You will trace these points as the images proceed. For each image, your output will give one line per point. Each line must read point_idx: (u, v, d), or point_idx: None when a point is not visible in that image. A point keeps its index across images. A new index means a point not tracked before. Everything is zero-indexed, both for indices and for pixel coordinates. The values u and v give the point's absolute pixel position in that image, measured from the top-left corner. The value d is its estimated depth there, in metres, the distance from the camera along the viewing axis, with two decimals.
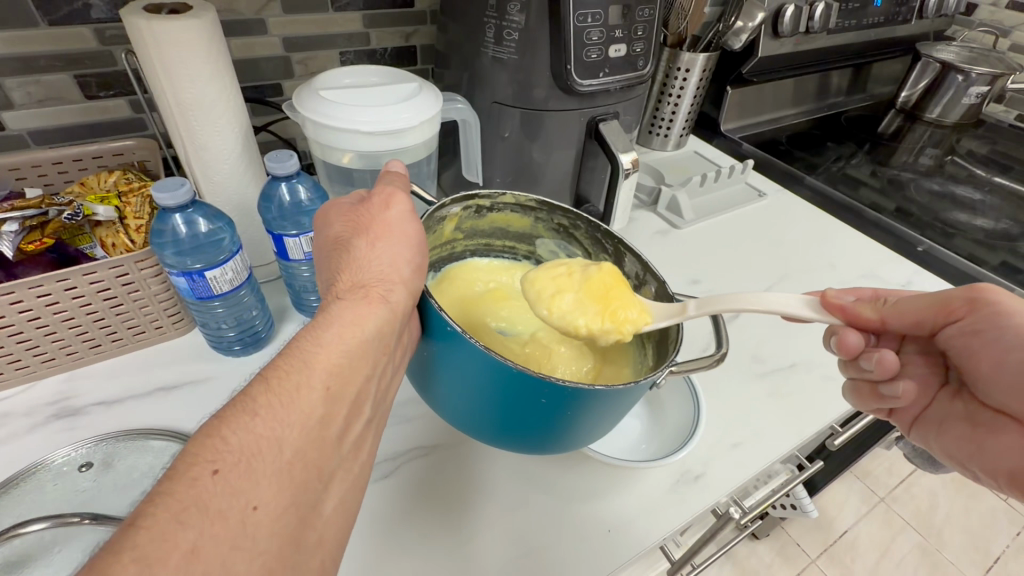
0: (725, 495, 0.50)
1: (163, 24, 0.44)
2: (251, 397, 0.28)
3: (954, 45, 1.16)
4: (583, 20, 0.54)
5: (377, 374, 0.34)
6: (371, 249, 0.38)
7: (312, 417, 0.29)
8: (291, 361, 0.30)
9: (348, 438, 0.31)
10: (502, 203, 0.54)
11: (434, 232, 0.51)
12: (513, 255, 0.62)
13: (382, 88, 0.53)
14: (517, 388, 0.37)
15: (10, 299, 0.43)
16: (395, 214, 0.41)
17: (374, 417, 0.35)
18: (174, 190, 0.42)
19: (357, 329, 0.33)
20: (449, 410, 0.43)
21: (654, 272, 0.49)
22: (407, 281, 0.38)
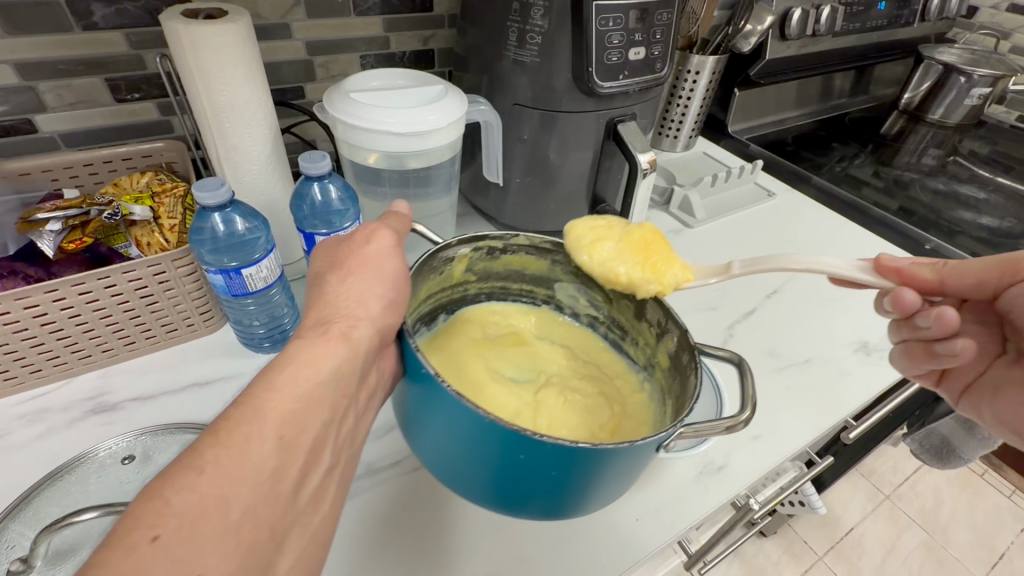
0: (746, 486, 0.51)
1: (201, 28, 0.45)
2: (195, 453, 0.27)
3: (956, 47, 1.19)
4: (604, 24, 0.55)
5: (335, 421, 0.33)
6: (341, 285, 0.39)
7: (263, 472, 0.28)
8: (242, 410, 0.29)
9: (303, 491, 0.30)
10: (517, 245, 0.53)
11: (442, 271, 0.53)
12: (531, 299, 0.63)
13: (409, 92, 0.54)
14: (498, 443, 0.36)
15: (53, 297, 0.44)
16: (373, 250, 0.41)
17: (334, 466, 0.33)
18: (214, 189, 0.44)
19: (313, 371, 0.32)
20: (432, 461, 0.42)
21: (676, 320, 0.47)
22: (374, 317, 0.38)
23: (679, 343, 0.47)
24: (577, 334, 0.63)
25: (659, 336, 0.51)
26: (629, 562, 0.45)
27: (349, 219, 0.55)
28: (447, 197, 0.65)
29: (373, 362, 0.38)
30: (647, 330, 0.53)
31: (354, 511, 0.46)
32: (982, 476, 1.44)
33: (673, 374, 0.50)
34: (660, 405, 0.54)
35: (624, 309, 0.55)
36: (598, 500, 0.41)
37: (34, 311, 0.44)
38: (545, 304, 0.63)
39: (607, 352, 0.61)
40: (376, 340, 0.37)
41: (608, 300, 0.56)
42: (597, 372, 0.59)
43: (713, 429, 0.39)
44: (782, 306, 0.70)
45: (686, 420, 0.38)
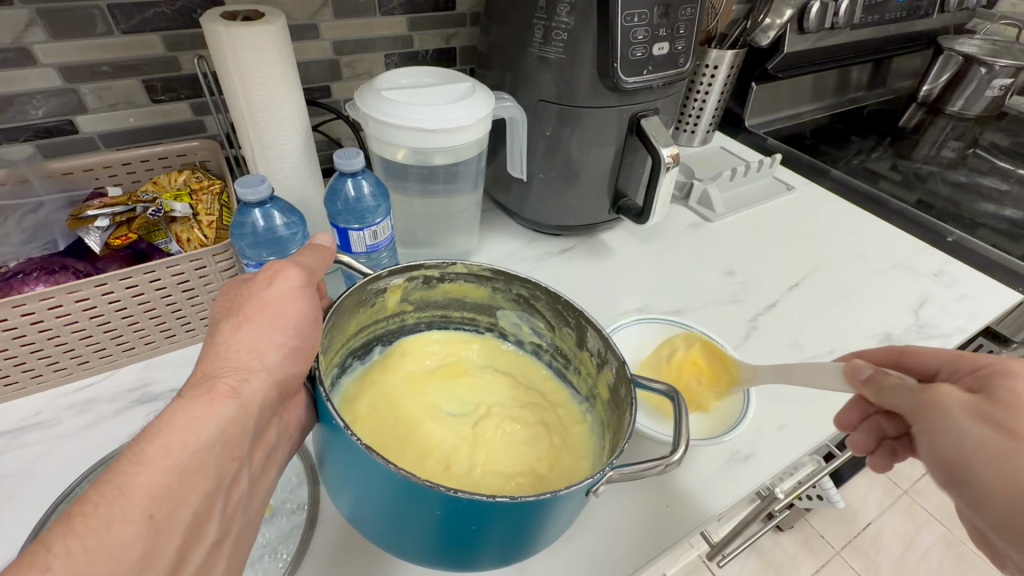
0: (774, 474, 0.51)
1: (241, 29, 0.47)
2: (47, 545, 0.25)
3: (976, 37, 1.17)
4: (630, 19, 0.56)
5: (222, 489, 0.32)
6: (234, 334, 0.37)
7: (127, 558, 0.27)
8: (105, 491, 0.27)
9: (182, 570, 0.29)
10: (454, 272, 0.55)
11: (375, 302, 0.54)
12: (474, 326, 0.64)
13: (438, 90, 0.55)
14: (413, 497, 0.34)
15: (102, 291, 0.46)
16: (276, 292, 0.39)
17: (223, 537, 0.32)
18: (256, 186, 0.46)
19: (192, 436, 0.31)
20: (353, 514, 0.40)
21: (612, 351, 0.48)
22: (270, 368, 0.37)
23: (617, 374, 0.48)
24: (521, 362, 0.63)
25: (599, 365, 0.52)
26: (659, 548, 0.46)
27: (380, 216, 0.55)
28: (473, 194, 0.66)
29: (272, 416, 0.37)
30: (587, 358, 0.54)
31: None
32: None
33: (613, 406, 0.50)
34: (601, 437, 0.54)
35: (565, 335, 0.56)
36: (529, 551, 0.39)
37: (84, 304, 0.46)
38: (488, 331, 0.64)
39: (550, 380, 0.62)
40: (273, 393, 0.36)
41: (550, 326, 0.57)
42: (540, 401, 0.59)
43: (646, 471, 0.37)
44: (804, 299, 0.70)
45: (616, 462, 0.38)
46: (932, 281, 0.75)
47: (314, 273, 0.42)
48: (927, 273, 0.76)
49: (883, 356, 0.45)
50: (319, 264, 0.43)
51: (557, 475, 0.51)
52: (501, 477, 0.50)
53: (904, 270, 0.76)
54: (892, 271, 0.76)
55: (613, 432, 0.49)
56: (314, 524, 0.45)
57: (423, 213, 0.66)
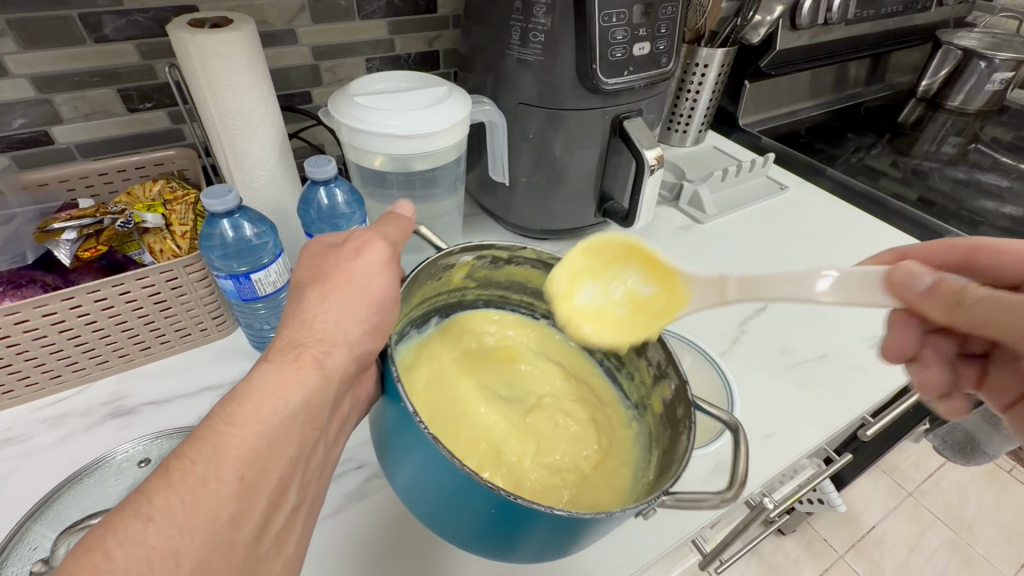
0: (759, 485, 0.50)
1: (206, 37, 0.46)
2: (147, 496, 0.26)
3: (975, 31, 1.15)
4: (608, 19, 0.55)
5: (304, 455, 0.31)
6: (320, 304, 0.36)
7: (220, 518, 0.26)
8: (200, 449, 0.27)
9: (267, 533, 0.29)
10: (524, 257, 0.51)
11: (441, 278, 0.51)
12: (531, 311, 0.62)
13: (414, 95, 0.54)
14: (473, 493, 0.33)
15: (70, 304, 0.45)
16: (361, 264, 0.39)
17: (302, 503, 0.32)
18: (222, 196, 0.45)
19: (283, 401, 0.31)
20: (405, 493, 0.39)
21: (676, 366, 0.45)
22: (352, 343, 0.36)
23: (676, 391, 0.45)
24: (572, 355, 0.61)
25: (657, 378, 0.49)
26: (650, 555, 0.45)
27: (357, 223, 0.56)
28: (453, 197, 0.66)
29: (348, 388, 0.37)
30: (644, 366, 0.52)
31: (369, 511, 0.46)
32: (1010, 471, 1.40)
33: (665, 422, 0.48)
34: (644, 448, 0.51)
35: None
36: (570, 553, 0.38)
37: (51, 319, 0.45)
38: (544, 319, 0.62)
39: (600, 380, 0.60)
40: (353, 365, 0.36)
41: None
42: (588, 403, 0.57)
43: (692, 504, 0.36)
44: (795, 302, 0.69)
45: (673, 488, 0.36)
46: None
47: (398, 247, 0.42)
48: None
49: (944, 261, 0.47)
50: (401, 238, 0.43)
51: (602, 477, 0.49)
52: (549, 471, 0.49)
53: None
54: None
55: (661, 450, 0.47)
56: None
57: None
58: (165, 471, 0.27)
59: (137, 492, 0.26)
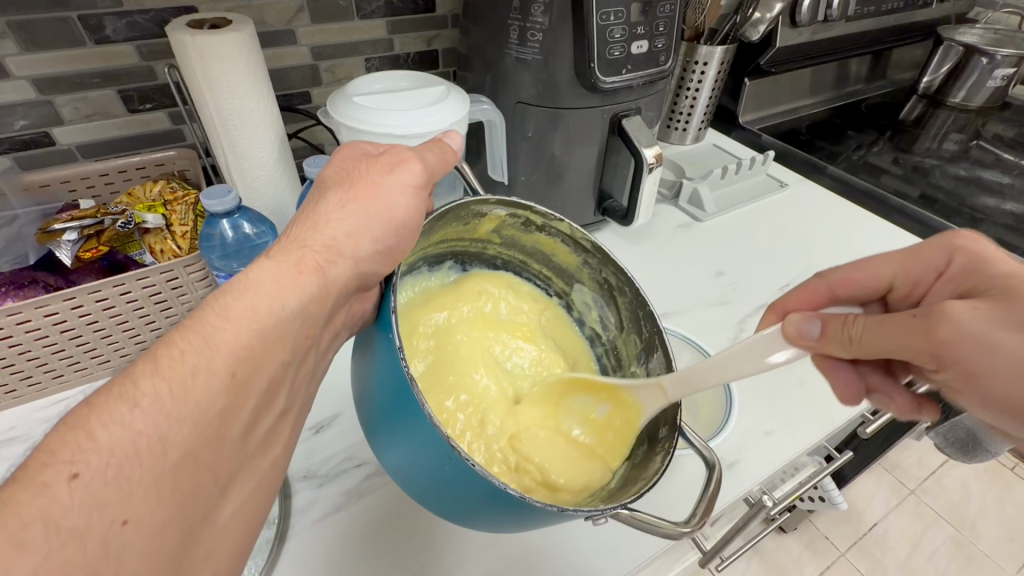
0: (757, 484, 0.50)
1: (206, 39, 0.46)
2: (135, 380, 0.25)
3: (977, 27, 1.15)
4: (605, 18, 0.55)
5: (294, 363, 0.32)
6: (338, 211, 0.37)
7: (211, 410, 0.26)
8: (193, 339, 0.27)
9: (253, 435, 0.29)
10: (556, 228, 0.52)
11: (468, 223, 0.51)
12: (546, 287, 0.61)
13: (412, 94, 0.55)
14: (456, 476, 0.34)
15: (71, 304, 0.46)
16: (391, 179, 0.39)
17: (289, 408, 0.32)
18: (222, 197, 0.47)
19: (279, 304, 0.31)
20: (393, 475, 0.40)
21: None
22: (360, 258, 0.36)
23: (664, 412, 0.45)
24: (572, 339, 0.61)
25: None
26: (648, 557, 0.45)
27: None
28: (452, 194, 0.66)
29: (344, 304, 0.37)
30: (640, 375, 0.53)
31: (366, 510, 0.46)
32: (1012, 469, 1.40)
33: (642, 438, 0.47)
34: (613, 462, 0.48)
35: (631, 342, 0.54)
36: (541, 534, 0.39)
37: (53, 318, 0.46)
38: (556, 297, 0.62)
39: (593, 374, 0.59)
40: (353, 283, 0.36)
41: (620, 324, 0.56)
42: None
43: (652, 527, 0.37)
44: None
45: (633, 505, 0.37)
46: None
47: (434, 174, 0.42)
48: None
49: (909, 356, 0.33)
50: (441, 165, 0.42)
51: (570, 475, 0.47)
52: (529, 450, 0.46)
53: None
54: None
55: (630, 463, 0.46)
56: (282, 541, 0.44)
57: None
58: (154, 357, 0.26)
59: (127, 375, 0.25)
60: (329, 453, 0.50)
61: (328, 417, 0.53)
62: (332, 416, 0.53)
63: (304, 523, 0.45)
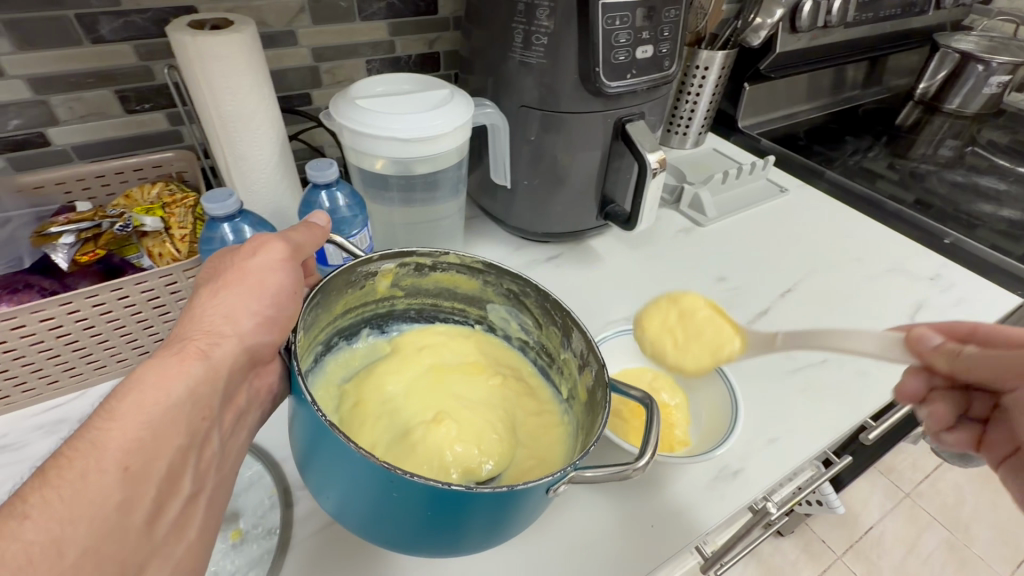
0: (762, 491, 0.50)
1: (206, 40, 0.45)
2: (21, 496, 0.25)
3: (973, 34, 1.16)
4: (611, 22, 0.54)
5: (194, 446, 0.32)
6: (211, 299, 0.37)
7: (104, 506, 0.27)
8: (78, 445, 0.27)
9: (160, 521, 0.29)
10: (447, 261, 0.52)
11: (363, 285, 0.52)
12: (464, 318, 0.61)
13: (415, 97, 0.54)
14: (393, 488, 0.33)
15: (68, 309, 0.45)
16: (258, 261, 0.39)
17: (200, 489, 0.32)
18: (223, 201, 0.46)
19: (164, 395, 0.31)
20: (347, 523, 0.38)
21: (594, 353, 0.45)
22: (243, 333, 0.37)
23: (596, 376, 0.45)
24: (504, 355, 0.60)
25: (580, 366, 0.49)
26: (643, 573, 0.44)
27: (358, 226, 0.56)
28: (454, 199, 0.65)
29: (242, 380, 0.37)
30: (569, 359, 0.51)
31: None
32: None
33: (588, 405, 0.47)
34: (574, 439, 0.50)
35: (552, 335, 0.53)
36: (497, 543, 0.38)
37: (49, 324, 0.45)
38: (479, 325, 0.61)
39: (534, 377, 0.58)
40: (243, 358, 0.36)
41: (537, 322, 0.54)
42: (523, 401, 0.55)
43: (607, 477, 0.36)
44: (797, 305, 0.69)
45: (580, 463, 0.36)
46: (929, 285, 0.73)
47: (302, 248, 0.42)
48: (923, 276, 0.75)
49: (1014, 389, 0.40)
50: (312, 241, 0.43)
51: (526, 460, 0.49)
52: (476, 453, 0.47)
53: (899, 274, 0.75)
54: (887, 275, 0.75)
55: (585, 433, 0.46)
56: (284, 550, 0.43)
57: (404, 222, 0.64)
58: (45, 469, 0.26)
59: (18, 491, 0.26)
60: None
61: None
62: None
63: (303, 534, 0.44)
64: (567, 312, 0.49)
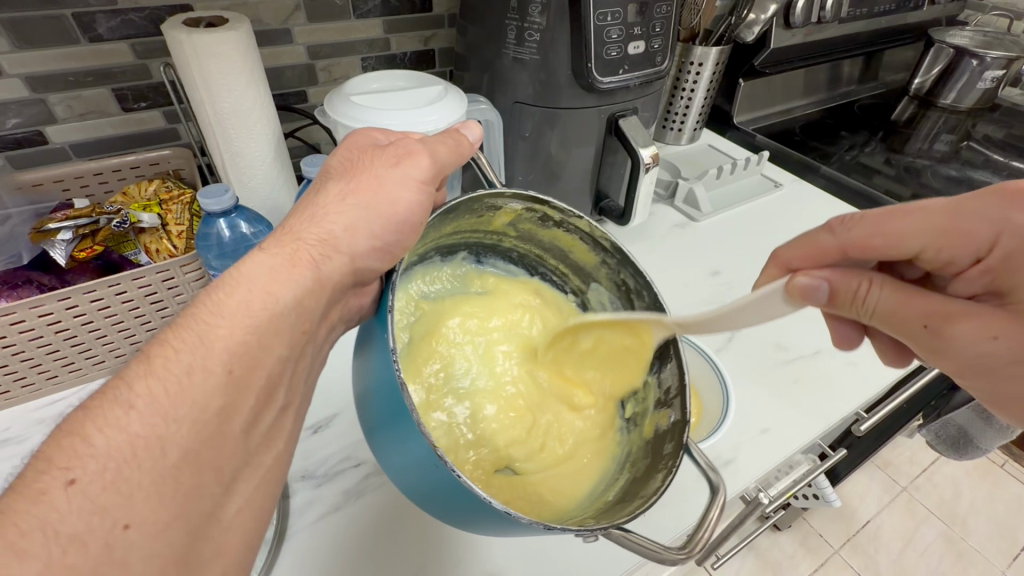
0: (754, 482, 0.50)
1: (201, 36, 0.46)
2: (128, 384, 0.26)
3: (967, 29, 1.16)
4: (604, 18, 0.55)
5: (293, 357, 0.32)
6: (338, 203, 0.37)
7: (206, 408, 0.27)
8: (185, 340, 0.28)
9: (255, 431, 0.29)
10: (573, 225, 0.51)
11: (484, 215, 0.50)
12: (563, 283, 0.60)
13: (410, 93, 0.55)
14: (454, 484, 0.33)
15: (66, 304, 0.45)
16: (396, 172, 0.39)
17: (289, 403, 0.32)
18: (219, 196, 0.47)
19: (270, 301, 0.31)
20: (393, 472, 0.39)
21: (682, 401, 0.43)
22: (357, 252, 0.37)
23: (672, 427, 0.44)
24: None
25: (659, 402, 0.48)
26: (631, 563, 0.45)
27: None
28: (449, 195, 0.66)
29: (342, 297, 0.37)
30: (650, 386, 0.50)
31: (365, 509, 0.46)
32: (1002, 466, 1.42)
33: (651, 447, 0.46)
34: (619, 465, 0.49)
35: None
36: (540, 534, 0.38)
37: (48, 318, 0.45)
38: (573, 296, 0.61)
39: None
40: (349, 276, 0.37)
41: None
42: None
43: (638, 549, 0.37)
44: None
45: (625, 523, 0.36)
46: None
47: (443, 167, 0.42)
48: None
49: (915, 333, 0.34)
50: (450, 160, 0.43)
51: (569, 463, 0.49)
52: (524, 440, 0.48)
53: None
54: None
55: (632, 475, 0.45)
56: (281, 541, 0.43)
57: None
58: (149, 358, 0.27)
59: (121, 379, 0.26)
60: (329, 453, 0.50)
61: (326, 417, 0.53)
62: (330, 416, 0.53)
63: (301, 524, 0.45)
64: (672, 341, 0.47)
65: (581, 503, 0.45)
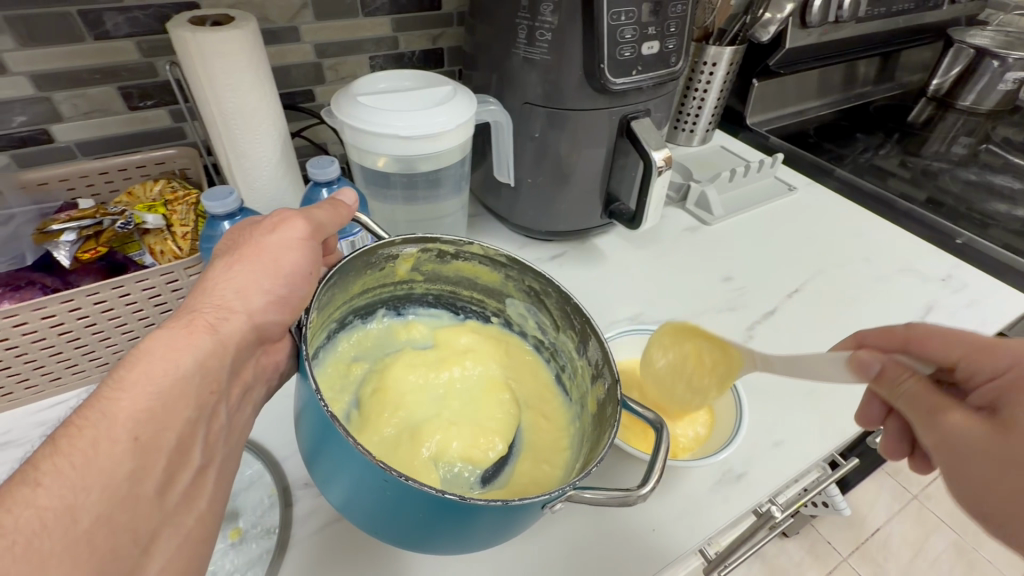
0: (768, 495, 0.49)
1: (207, 35, 0.45)
2: (33, 464, 0.25)
3: (989, 29, 1.13)
4: (616, 18, 0.54)
5: (203, 418, 0.31)
6: (225, 272, 0.36)
7: (117, 474, 0.26)
8: (88, 414, 0.27)
9: (170, 492, 0.29)
10: (469, 251, 0.51)
11: (384, 267, 0.51)
12: (482, 308, 0.59)
13: (418, 93, 0.54)
14: (396, 488, 0.32)
15: (69, 307, 0.45)
16: (276, 237, 0.39)
17: (207, 463, 0.32)
18: (223, 199, 0.46)
19: (175, 364, 0.30)
20: (346, 512, 0.37)
21: (610, 367, 0.43)
22: (252, 311, 0.36)
23: (609, 391, 0.43)
24: (523, 365, 0.58)
25: (593, 377, 0.47)
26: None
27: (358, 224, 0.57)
28: (457, 198, 0.64)
29: (250, 355, 0.37)
30: (583, 366, 0.50)
31: None
32: None
33: (595, 421, 0.45)
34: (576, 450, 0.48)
35: (568, 339, 0.52)
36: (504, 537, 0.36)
37: (51, 321, 0.45)
38: (496, 318, 0.60)
39: (549, 386, 0.56)
40: (251, 335, 0.36)
41: (555, 324, 0.53)
42: (541, 407, 0.54)
43: (609, 501, 0.35)
44: (802, 306, 0.68)
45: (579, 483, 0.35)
46: (940, 286, 0.72)
47: (323, 227, 0.41)
48: (935, 277, 0.73)
49: (890, 344, 0.43)
50: (335, 220, 0.42)
51: (536, 465, 0.48)
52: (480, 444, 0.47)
53: (910, 274, 0.74)
54: (898, 275, 0.74)
55: (586, 455, 0.44)
56: (283, 549, 0.43)
57: (407, 219, 0.63)
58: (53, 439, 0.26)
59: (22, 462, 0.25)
60: None
61: None
62: None
63: (300, 534, 0.44)
64: (586, 318, 0.47)
65: (562, 479, 0.46)
